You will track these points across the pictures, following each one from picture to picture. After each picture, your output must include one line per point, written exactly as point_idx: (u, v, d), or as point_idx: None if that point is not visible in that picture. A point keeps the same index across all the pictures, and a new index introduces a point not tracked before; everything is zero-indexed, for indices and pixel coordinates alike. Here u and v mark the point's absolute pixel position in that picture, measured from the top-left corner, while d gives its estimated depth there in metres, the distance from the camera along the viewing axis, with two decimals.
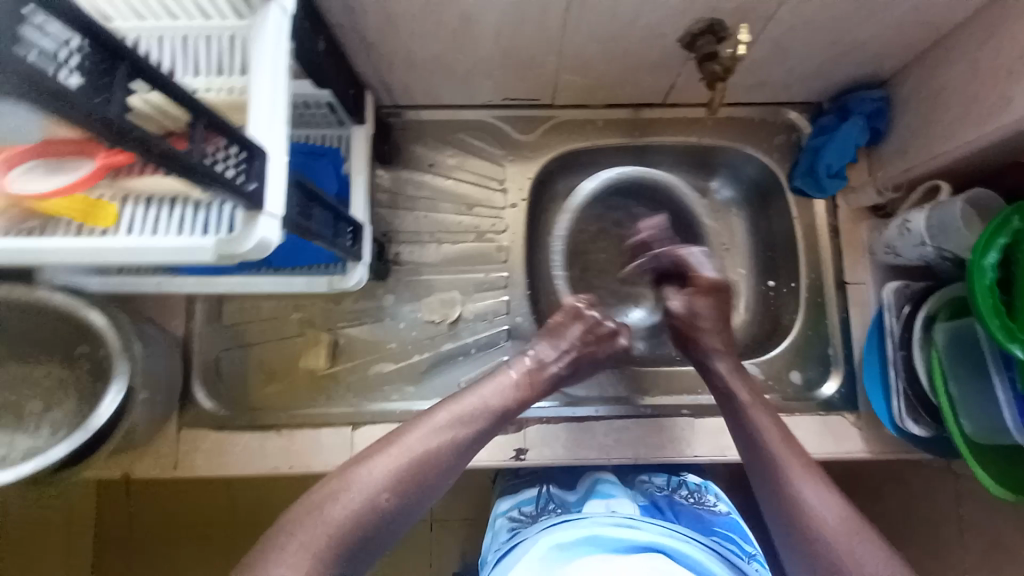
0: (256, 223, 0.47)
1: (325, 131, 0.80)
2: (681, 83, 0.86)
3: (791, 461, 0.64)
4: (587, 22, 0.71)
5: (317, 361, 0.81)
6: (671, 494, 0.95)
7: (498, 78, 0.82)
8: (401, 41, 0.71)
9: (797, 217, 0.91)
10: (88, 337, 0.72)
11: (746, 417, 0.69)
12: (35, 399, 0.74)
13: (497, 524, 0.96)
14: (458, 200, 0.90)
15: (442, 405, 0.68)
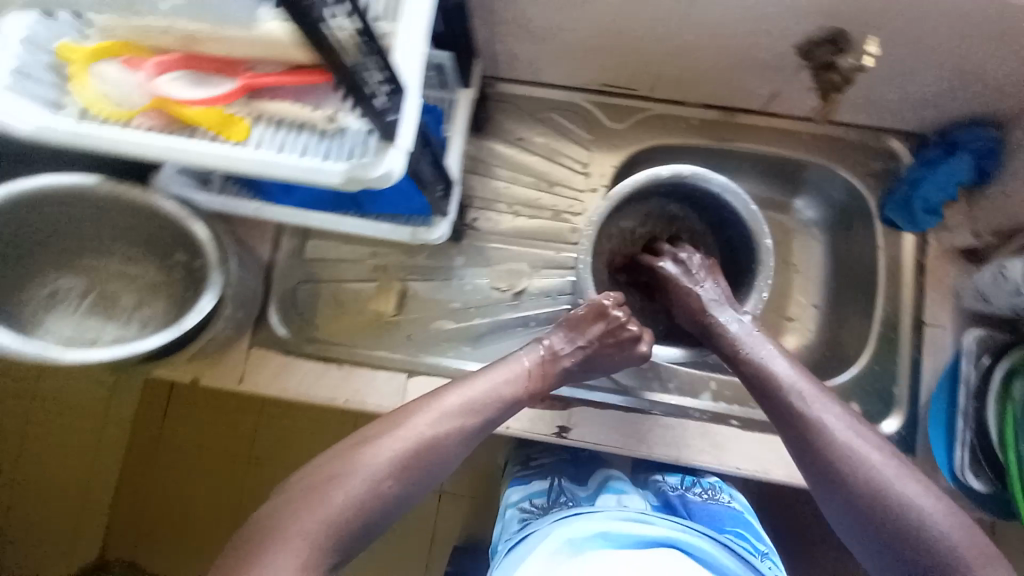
0: (385, 154, 0.50)
1: (429, 92, 0.80)
2: (784, 93, 0.85)
3: (841, 455, 0.62)
4: (706, 13, 0.71)
5: (386, 305, 0.87)
6: (684, 493, 0.97)
7: (602, 62, 0.83)
8: (521, 10, 0.74)
9: (881, 247, 0.88)
10: (187, 246, 0.76)
11: (786, 406, 0.66)
12: (129, 295, 0.79)
13: (507, 513, 1.00)
14: (539, 177, 0.91)
15: (450, 390, 0.68)
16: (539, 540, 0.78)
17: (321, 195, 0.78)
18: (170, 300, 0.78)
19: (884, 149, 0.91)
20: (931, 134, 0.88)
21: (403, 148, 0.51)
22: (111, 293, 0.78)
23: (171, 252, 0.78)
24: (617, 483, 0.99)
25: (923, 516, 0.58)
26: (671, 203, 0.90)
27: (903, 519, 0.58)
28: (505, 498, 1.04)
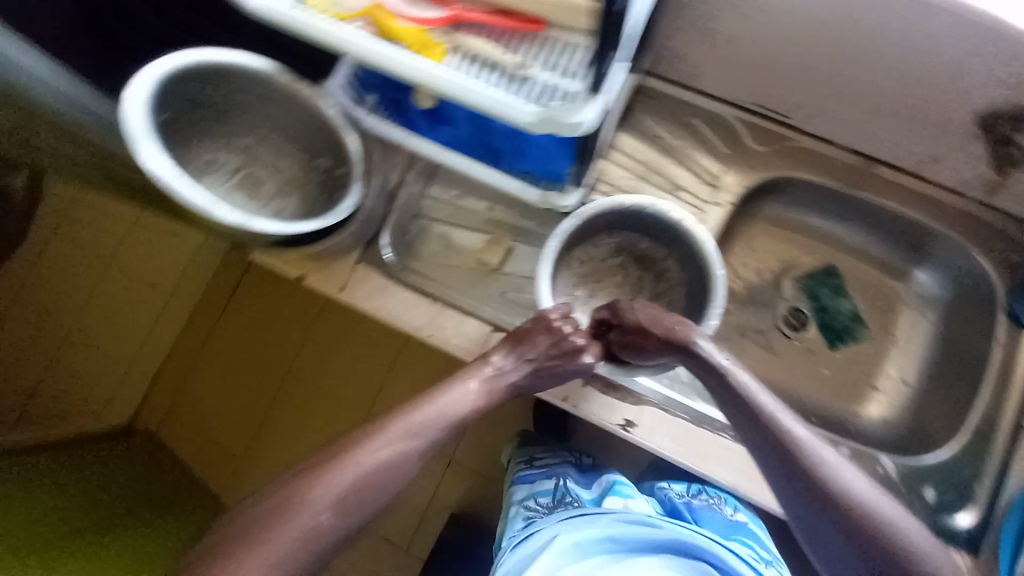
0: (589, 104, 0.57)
1: None
2: (940, 156, 0.83)
3: (812, 464, 0.64)
4: (896, 52, 0.70)
5: (493, 257, 0.90)
6: (690, 499, 1.03)
7: (766, 79, 0.83)
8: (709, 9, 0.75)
9: (998, 338, 0.85)
10: (335, 151, 0.79)
11: (757, 412, 0.68)
12: (269, 183, 0.83)
13: (512, 511, 1.07)
14: (667, 179, 0.89)
15: (394, 418, 0.70)
16: (546, 539, 0.82)
17: (463, 138, 0.84)
18: (301, 200, 0.82)
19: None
20: None
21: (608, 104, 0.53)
22: (254, 176, 0.83)
23: (316, 155, 0.81)
24: (621, 485, 1.05)
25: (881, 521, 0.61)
26: (633, 235, 0.90)
27: (864, 523, 0.61)
28: (511, 494, 1.11)
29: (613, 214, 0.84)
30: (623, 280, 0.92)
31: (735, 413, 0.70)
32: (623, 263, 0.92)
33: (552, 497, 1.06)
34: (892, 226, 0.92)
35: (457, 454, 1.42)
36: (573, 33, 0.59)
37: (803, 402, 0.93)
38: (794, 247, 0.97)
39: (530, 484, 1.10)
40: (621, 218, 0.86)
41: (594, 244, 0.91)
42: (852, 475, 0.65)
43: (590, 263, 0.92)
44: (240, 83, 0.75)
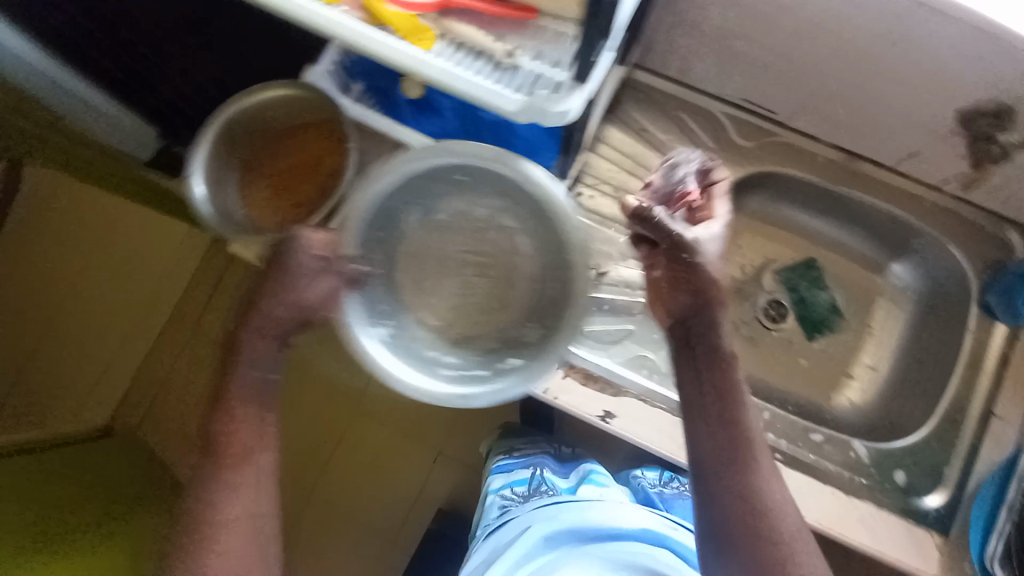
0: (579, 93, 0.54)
1: None
2: (926, 155, 0.83)
3: (742, 460, 0.59)
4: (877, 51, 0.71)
5: None
6: (662, 487, 1.00)
7: (755, 77, 0.83)
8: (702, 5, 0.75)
9: (971, 333, 0.86)
10: (561, 305, 0.76)
11: (717, 406, 0.61)
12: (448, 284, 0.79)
13: (488, 499, 0.97)
14: (652, 171, 0.91)
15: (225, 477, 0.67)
16: (521, 528, 0.84)
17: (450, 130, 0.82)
18: (464, 336, 0.78)
19: (1005, 237, 0.88)
20: None
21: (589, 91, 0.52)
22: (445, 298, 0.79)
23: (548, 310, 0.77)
24: (598, 472, 0.98)
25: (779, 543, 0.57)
26: None
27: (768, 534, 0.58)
28: (487, 483, 1.00)
29: None
30: None
31: (690, 403, 0.62)
32: None
33: (529, 486, 0.97)
34: (876, 224, 0.94)
35: (449, 443, 1.30)
36: (563, 23, 0.60)
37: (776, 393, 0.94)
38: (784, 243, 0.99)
39: (507, 471, 1.01)
40: None
41: None
42: (772, 473, 0.61)
43: None
44: (482, 176, 0.75)
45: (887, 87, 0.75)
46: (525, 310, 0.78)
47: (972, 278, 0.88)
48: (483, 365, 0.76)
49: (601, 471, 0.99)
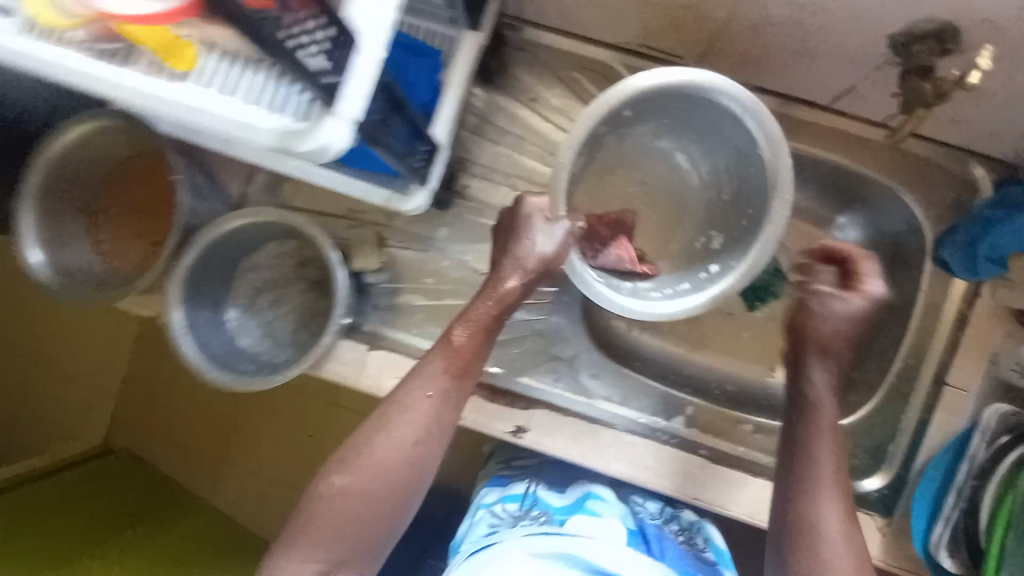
0: (324, 122, 0.39)
1: (429, 24, 0.66)
2: (863, 91, 0.69)
3: (824, 462, 0.63)
4: None
5: (368, 259, 0.79)
6: (662, 526, 0.82)
7: (646, 19, 0.69)
8: None
9: (923, 291, 0.77)
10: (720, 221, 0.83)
11: (812, 437, 0.65)
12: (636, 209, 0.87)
13: (475, 515, 0.82)
14: (548, 147, 0.81)
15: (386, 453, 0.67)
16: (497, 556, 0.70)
17: None
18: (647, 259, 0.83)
19: (965, 174, 0.75)
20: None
21: (345, 118, 0.39)
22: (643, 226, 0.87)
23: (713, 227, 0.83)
24: (601, 500, 0.83)
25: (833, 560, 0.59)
26: (298, 244, 0.81)
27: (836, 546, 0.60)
28: (477, 497, 0.86)
29: (252, 231, 0.76)
30: (296, 294, 0.81)
31: (790, 437, 0.67)
32: (292, 274, 0.82)
33: (522, 504, 0.82)
34: (815, 175, 0.81)
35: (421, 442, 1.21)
36: None
37: (713, 374, 0.86)
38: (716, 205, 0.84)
39: (501, 485, 0.87)
40: (261, 232, 0.78)
41: (275, 249, 0.82)
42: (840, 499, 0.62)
43: (275, 276, 0.82)
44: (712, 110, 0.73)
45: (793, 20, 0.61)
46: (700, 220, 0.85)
47: (926, 229, 0.76)
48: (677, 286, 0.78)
49: (602, 496, 0.83)
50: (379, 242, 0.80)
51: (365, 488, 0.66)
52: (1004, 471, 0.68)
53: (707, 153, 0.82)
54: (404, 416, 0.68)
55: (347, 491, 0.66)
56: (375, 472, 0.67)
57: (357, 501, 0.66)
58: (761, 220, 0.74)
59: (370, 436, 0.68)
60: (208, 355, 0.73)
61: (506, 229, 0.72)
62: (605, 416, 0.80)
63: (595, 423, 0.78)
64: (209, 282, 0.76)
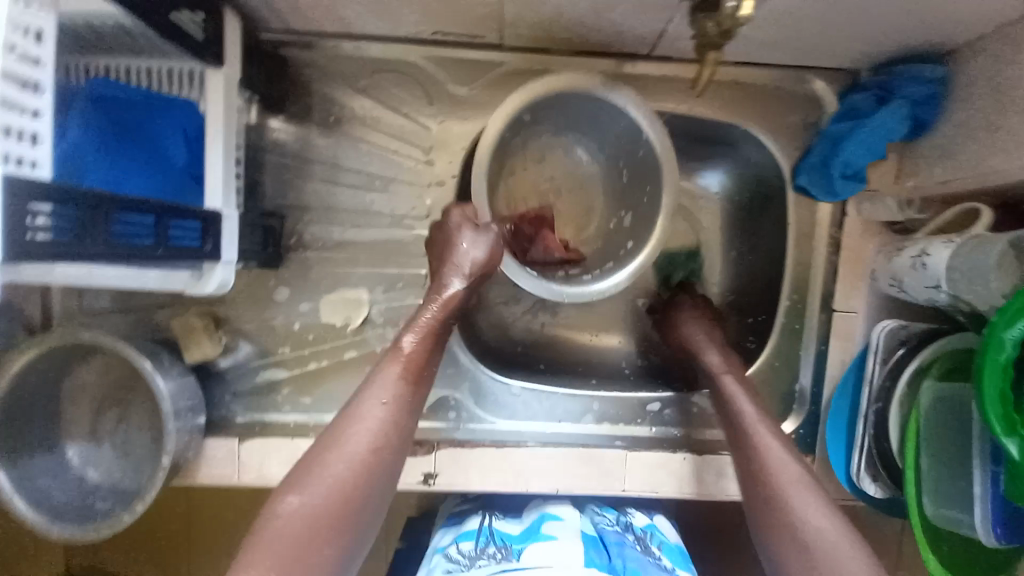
0: None
1: (156, 63, 0.55)
2: (674, 34, 0.62)
3: (783, 462, 0.60)
4: None
5: (203, 349, 0.69)
6: (622, 534, 0.75)
7: (420, 10, 0.60)
8: None
9: (793, 223, 0.74)
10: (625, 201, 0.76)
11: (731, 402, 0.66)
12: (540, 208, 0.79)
13: (428, 561, 0.71)
14: (374, 169, 0.73)
15: (341, 464, 0.57)
16: None
17: None
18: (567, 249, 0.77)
19: (807, 92, 0.72)
20: (863, 74, 0.69)
21: None
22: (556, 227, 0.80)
23: (622, 208, 0.76)
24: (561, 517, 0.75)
25: (839, 565, 0.53)
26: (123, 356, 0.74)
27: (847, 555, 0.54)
28: (431, 542, 0.76)
29: (57, 359, 0.68)
30: (144, 402, 0.75)
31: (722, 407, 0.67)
32: (131, 382, 0.75)
33: (477, 540, 0.72)
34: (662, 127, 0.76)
35: None
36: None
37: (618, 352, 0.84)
38: (620, 187, 0.77)
39: (455, 525, 0.77)
40: (71, 356, 0.69)
41: (98, 364, 0.74)
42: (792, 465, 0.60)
43: (111, 392, 0.75)
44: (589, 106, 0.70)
45: None
46: (609, 203, 0.79)
47: (781, 160, 0.73)
48: (606, 264, 0.73)
49: (558, 515, 0.75)
50: (213, 324, 0.70)
51: (318, 503, 0.55)
52: (900, 392, 0.67)
53: (604, 141, 0.75)
54: (359, 427, 0.59)
55: (287, 524, 0.54)
56: (323, 498, 0.55)
57: (297, 535, 0.53)
58: (655, 209, 0.69)
59: (320, 453, 0.58)
60: (52, 505, 0.65)
61: (437, 238, 0.68)
62: (512, 436, 0.75)
63: (505, 447, 0.74)
64: (28, 429, 0.67)
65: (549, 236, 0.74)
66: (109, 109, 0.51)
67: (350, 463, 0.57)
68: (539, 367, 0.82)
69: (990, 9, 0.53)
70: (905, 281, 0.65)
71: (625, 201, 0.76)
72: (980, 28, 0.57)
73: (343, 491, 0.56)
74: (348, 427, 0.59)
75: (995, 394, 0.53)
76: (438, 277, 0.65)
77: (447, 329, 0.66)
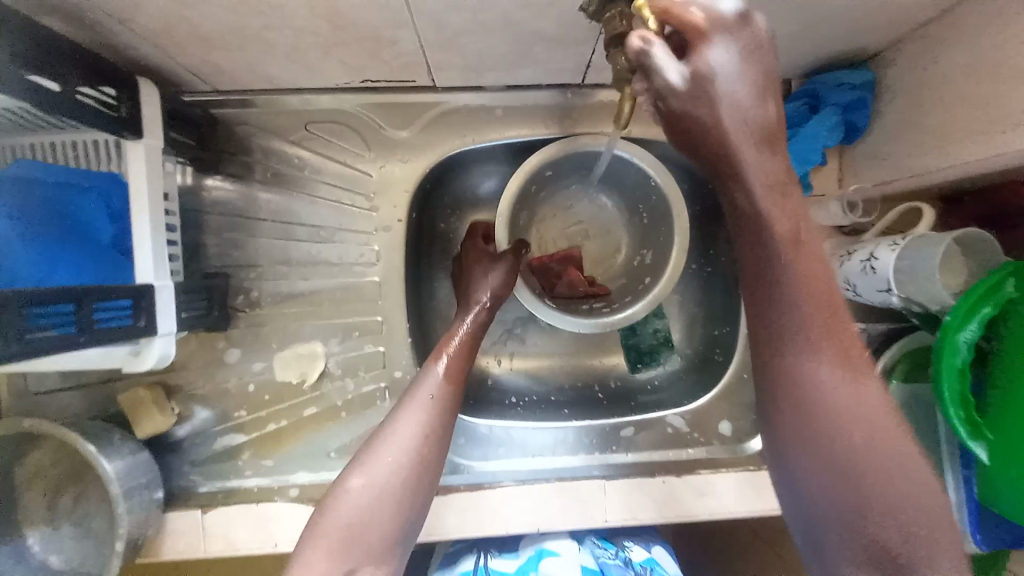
0: None
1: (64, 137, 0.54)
2: (601, 64, 0.62)
3: (829, 391, 0.45)
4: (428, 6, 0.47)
5: (154, 423, 0.67)
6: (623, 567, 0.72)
7: (344, 63, 0.60)
8: (179, 27, 0.49)
9: None
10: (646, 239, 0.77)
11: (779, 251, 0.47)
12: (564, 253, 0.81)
13: None
14: (319, 219, 0.72)
15: (394, 444, 0.58)
16: None
17: None
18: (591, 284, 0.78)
19: None
20: (794, 82, 0.68)
21: None
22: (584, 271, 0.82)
23: (643, 246, 0.77)
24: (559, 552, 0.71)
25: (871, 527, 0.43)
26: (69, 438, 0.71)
27: (889, 505, 0.43)
28: None
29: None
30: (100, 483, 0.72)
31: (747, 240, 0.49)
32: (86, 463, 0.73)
33: None
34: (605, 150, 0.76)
35: None
36: None
37: (588, 375, 0.84)
38: (640, 227, 0.77)
39: (447, 566, 0.75)
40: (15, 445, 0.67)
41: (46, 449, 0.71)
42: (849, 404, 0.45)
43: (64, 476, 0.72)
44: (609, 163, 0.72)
45: (485, 31, 0.53)
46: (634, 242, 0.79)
47: None
48: (626, 299, 0.74)
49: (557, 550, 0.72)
50: (163, 394, 0.68)
51: (378, 481, 0.56)
52: None
53: (622, 191, 0.77)
54: (412, 415, 0.60)
55: (353, 505, 0.54)
56: (387, 481, 0.56)
57: (363, 517, 0.54)
58: (667, 251, 0.70)
59: (380, 436, 0.59)
60: None
61: (469, 268, 0.72)
62: (485, 476, 0.73)
63: (480, 488, 0.71)
64: None
65: (573, 273, 0.77)
66: (35, 191, 0.50)
67: (409, 444, 0.58)
68: (510, 401, 0.80)
69: (900, 18, 0.53)
70: (856, 284, 0.64)
71: (642, 240, 0.78)
72: (896, 33, 0.57)
73: (399, 472, 0.56)
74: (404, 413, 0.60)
75: (956, 395, 0.52)
76: (470, 294, 0.70)
77: (480, 335, 0.68)
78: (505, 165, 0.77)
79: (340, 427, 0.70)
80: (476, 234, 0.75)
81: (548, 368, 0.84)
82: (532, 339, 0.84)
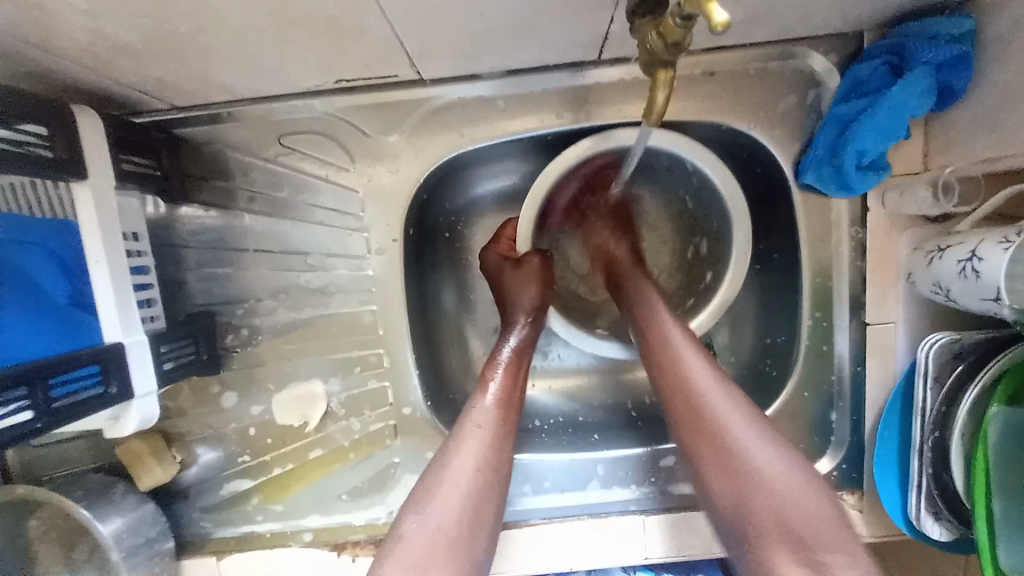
0: None
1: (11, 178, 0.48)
2: (621, 33, 0.50)
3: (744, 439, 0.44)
4: None
5: (154, 474, 0.63)
6: None
7: (306, 64, 0.50)
8: (96, 39, 0.41)
9: (802, 228, 0.62)
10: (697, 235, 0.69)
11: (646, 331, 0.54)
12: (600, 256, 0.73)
13: None
14: (307, 244, 0.64)
15: (459, 467, 0.49)
16: None
17: None
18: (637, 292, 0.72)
19: (800, 68, 0.58)
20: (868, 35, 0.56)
21: None
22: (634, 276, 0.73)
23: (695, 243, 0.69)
24: None
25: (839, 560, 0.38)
26: None
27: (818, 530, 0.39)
28: None
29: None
30: None
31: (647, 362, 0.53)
32: None
33: None
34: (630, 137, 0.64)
35: None
36: None
37: (620, 390, 0.74)
38: (686, 224, 0.70)
39: None
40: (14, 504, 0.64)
41: None
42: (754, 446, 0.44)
43: None
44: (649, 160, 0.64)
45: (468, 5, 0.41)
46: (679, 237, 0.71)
47: (779, 155, 0.61)
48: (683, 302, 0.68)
49: None
50: (162, 443, 0.64)
51: (446, 516, 0.45)
52: (964, 413, 0.53)
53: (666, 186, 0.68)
54: (464, 448, 0.50)
55: (410, 553, 0.43)
56: (442, 520, 0.45)
57: (428, 555, 0.43)
58: (726, 250, 0.63)
59: (438, 466, 0.49)
60: None
61: (500, 275, 0.65)
62: (511, 516, 0.66)
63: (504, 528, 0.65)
64: None
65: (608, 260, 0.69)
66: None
67: (472, 469, 0.48)
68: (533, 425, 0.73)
69: None
70: (951, 289, 0.52)
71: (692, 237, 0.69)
72: None
73: (472, 502, 0.47)
74: (463, 441, 0.51)
75: None
76: (512, 309, 0.62)
77: (529, 351, 0.61)
78: (518, 162, 0.68)
79: (348, 468, 0.65)
80: (502, 240, 0.68)
81: (574, 386, 0.75)
82: (556, 356, 0.76)
